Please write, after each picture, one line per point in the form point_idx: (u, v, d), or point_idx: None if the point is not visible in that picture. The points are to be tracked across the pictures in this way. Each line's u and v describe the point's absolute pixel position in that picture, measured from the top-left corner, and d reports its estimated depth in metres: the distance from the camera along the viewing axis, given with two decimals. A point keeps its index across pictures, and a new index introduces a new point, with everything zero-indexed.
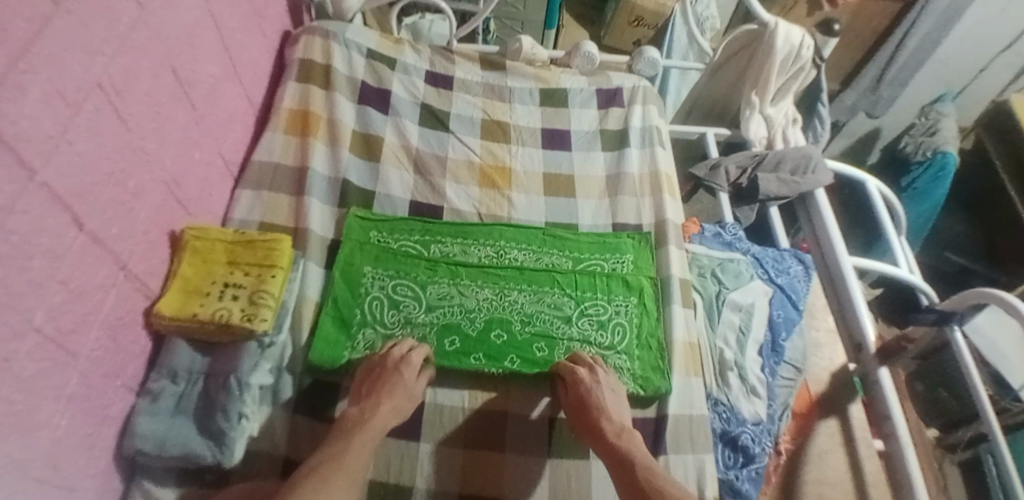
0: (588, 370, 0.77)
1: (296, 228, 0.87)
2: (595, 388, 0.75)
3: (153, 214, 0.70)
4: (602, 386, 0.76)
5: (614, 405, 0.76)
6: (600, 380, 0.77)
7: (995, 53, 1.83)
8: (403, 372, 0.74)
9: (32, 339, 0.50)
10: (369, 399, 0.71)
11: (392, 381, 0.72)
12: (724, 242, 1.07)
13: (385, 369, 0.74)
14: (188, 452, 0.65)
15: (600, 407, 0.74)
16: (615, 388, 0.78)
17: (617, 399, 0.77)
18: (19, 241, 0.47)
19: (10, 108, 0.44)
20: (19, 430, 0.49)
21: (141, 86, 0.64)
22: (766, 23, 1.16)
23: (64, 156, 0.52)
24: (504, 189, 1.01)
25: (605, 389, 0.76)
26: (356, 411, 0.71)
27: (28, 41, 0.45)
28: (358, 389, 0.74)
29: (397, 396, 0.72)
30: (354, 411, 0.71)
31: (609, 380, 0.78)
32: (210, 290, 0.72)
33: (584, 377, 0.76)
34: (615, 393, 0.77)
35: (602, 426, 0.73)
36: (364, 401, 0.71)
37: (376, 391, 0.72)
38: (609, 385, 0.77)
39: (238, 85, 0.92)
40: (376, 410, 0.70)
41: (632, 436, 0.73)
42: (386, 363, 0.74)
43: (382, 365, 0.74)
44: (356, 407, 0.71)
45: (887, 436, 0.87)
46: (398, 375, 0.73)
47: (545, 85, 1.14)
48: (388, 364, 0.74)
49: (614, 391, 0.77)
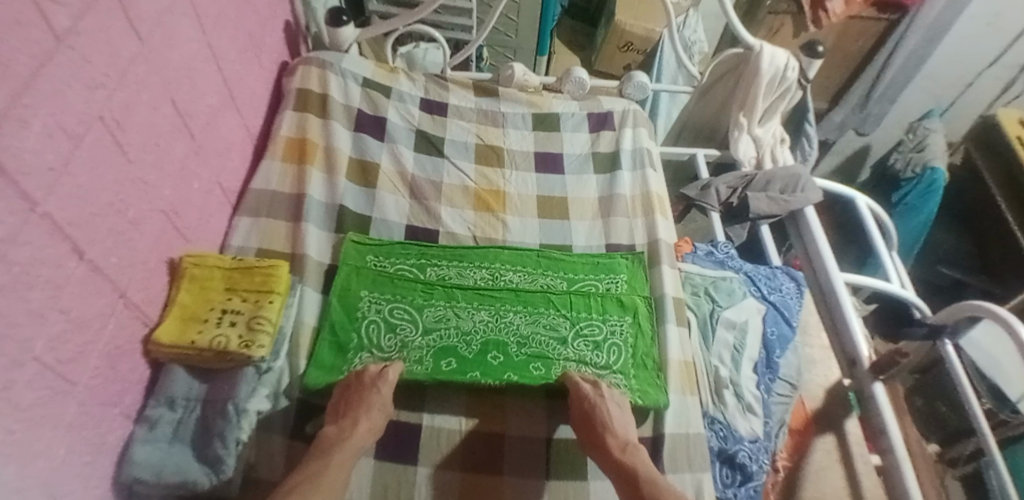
0: (591, 386, 0.78)
1: (293, 254, 0.89)
2: (600, 403, 0.76)
3: (151, 244, 0.71)
4: (607, 400, 0.77)
5: (620, 419, 0.76)
6: (605, 394, 0.77)
7: (980, 69, 1.89)
8: (379, 387, 0.74)
9: (31, 368, 0.50)
10: (346, 417, 0.71)
11: (369, 397, 0.72)
12: (716, 260, 1.09)
13: (361, 385, 0.74)
14: (186, 479, 0.65)
15: (606, 424, 0.74)
16: (621, 404, 0.78)
17: (623, 414, 0.77)
18: (19, 271, 0.48)
19: (13, 142, 0.46)
20: (17, 460, 0.49)
21: (141, 118, 0.66)
22: (752, 46, 1.19)
23: (65, 188, 0.53)
24: (500, 213, 1.03)
25: (611, 403, 0.77)
26: (335, 429, 0.71)
27: (30, 78, 0.47)
28: (334, 407, 0.74)
29: (375, 412, 0.72)
30: (332, 430, 0.71)
31: (614, 395, 0.78)
32: (207, 316, 0.72)
33: (588, 392, 0.77)
34: (622, 408, 0.78)
35: (608, 442, 0.73)
36: (341, 420, 0.71)
37: (353, 408, 0.72)
38: (614, 400, 0.78)
39: (236, 114, 0.94)
40: (356, 428, 0.70)
41: (636, 451, 0.73)
42: (363, 379, 0.74)
43: (359, 381, 0.74)
44: (333, 426, 0.71)
45: (884, 451, 0.87)
46: (375, 390, 0.73)
47: (538, 111, 1.17)
48: (365, 380, 0.74)
49: (619, 406, 0.78)
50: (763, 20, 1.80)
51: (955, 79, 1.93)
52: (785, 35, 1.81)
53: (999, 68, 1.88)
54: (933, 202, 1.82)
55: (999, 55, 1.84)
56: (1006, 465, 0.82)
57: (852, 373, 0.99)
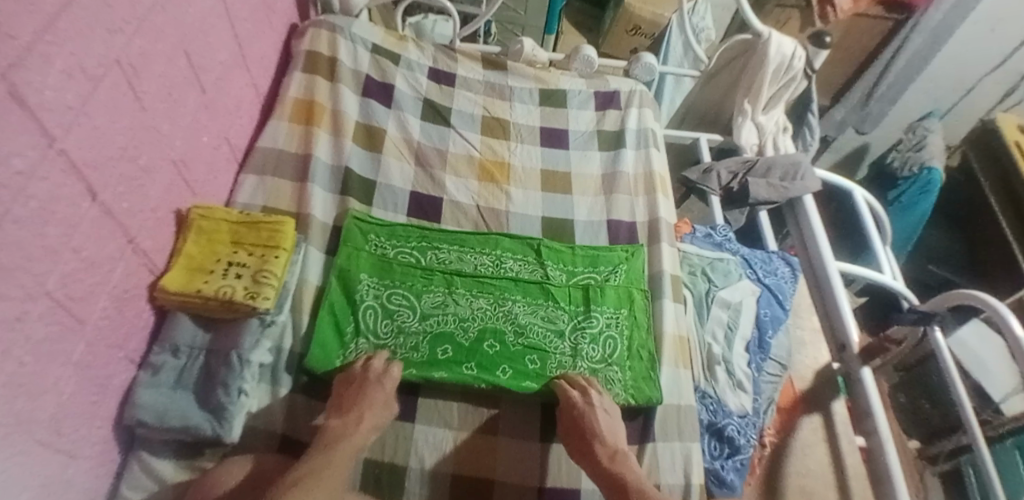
0: (581, 394, 0.77)
1: (298, 213, 0.89)
2: (589, 412, 0.75)
3: (161, 193, 0.72)
4: (596, 408, 0.76)
5: (609, 426, 0.75)
6: (594, 403, 0.76)
7: (984, 73, 1.90)
8: (384, 384, 0.73)
9: (43, 302, 0.51)
10: (351, 413, 0.70)
11: (370, 393, 0.71)
12: (714, 242, 1.10)
13: (366, 381, 0.73)
14: (188, 424, 0.66)
15: (594, 431, 0.74)
16: (610, 410, 0.77)
17: (611, 421, 0.76)
18: (37, 206, 0.49)
19: (36, 76, 0.46)
20: (27, 392, 0.50)
21: (156, 67, 0.66)
22: (760, 33, 1.20)
23: (82, 128, 0.54)
24: (503, 184, 1.04)
25: (600, 411, 0.76)
26: (339, 423, 0.70)
27: (55, 15, 0.47)
28: (337, 401, 0.73)
29: (377, 410, 0.71)
30: (336, 424, 0.69)
31: (604, 401, 0.77)
32: (214, 268, 0.73)
33: (577, 401, 0.76)
34: (611, 414, 0.77)
35: (596, 450, 0.73)
36: (346, 413, 0.70)
37: (357, 404, 0.71)
38: (603, 406, 0.77)
39: (246, 73, 0.94)
40: (360, 424, 0.69)
41: (625, 459, 0.73)
42: (368, 375, 0.73)
43: (363, 377, 0.73)
44: (337, 420, 0.70)
45: (869, 433, 0.90)
46: (379, 386, 0.72)
47: (544, 86, 1.17)
48: (370, 376, 0.73)
49: (609, 412, 0.77)
50: (771, 12, 1.79)
51: (958, 81, 1.94)
52: (793, 27, 1.81)
53: (1002, 73, 1.90)
54: (928, 202, 1.83)
55: (1004, 59, 1.86)
56: (993, 463, 0.81)
57: (841, 356, 1.01)
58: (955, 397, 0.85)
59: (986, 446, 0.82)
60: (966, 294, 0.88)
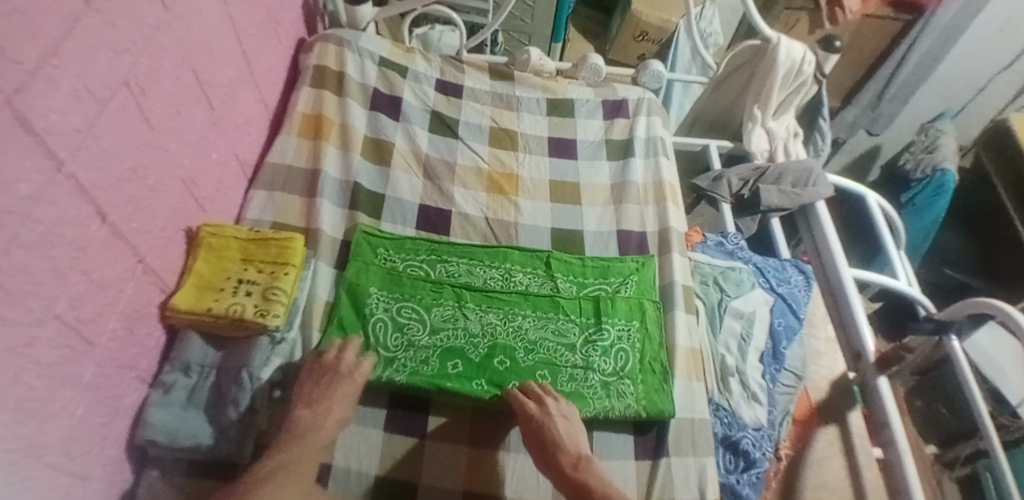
0: (537, 404, 0.75)
1: (308, 228, 0.89)
2: (546, 421, 0.73)
3: (170, 213, 0.72)
4: (553, 415, 0.74)
5: (569, 432, 0.74)
6: (551, 412, 0.74)
7: (994, 73, 1.87)
8: (354, 378, 0.74)
9: (52, 326, 0.51)
10: (320, 403, 0.70)
11: (336, 382, 0.72)
12: (726, 251, 1.09)
13: (338, 373, 0.73)
14: (198, 444, 0.66)
15: (556, 441, 0.72)
16: (569, 415, 0.76)
17: (572, 427, 0.75)
18: (45, 229, 0.49)
19: (41, 101, 0.46)
20: (36, 415, 0.50)
21: (163, 86, 0.66)
22: (769, 38, 1.18)
23: (90, 150, 0.54)
24: (512, 195, 1.03)
25: (559, 418, 0.74)
26: (308, 413, 0.69)
27: (59, 39, 0.47)
28: (301, 391, 0.71)
29: (345, 402, 0.72)
30: (307, 414, 0.69)
31: (560, 407, 0.76)
32: (224, 286, 0.73)
33: (533, 413, 0.74)
34: (569, 419, 0.75)
35: (558, 459, 0.72)
36: (314, 403, 0.70)
37: (325, 394, 0.71)
38: (561, 413, 0.75)
39: (254, 88, 0.95)
40: (328, 416, 0.70)
41: (589, 465, 0.72)
42: (339, 368, 0.73)
43: (335, 368, 0.73)
44: (305, 409, 0.70)
45: (886, 443, 0.87)
46: (348, 380, 0.73)
47: (552, 96, 1.17)
48: (342, 369, 0.73)
49: (568, 419, 0.75)
50: (779, 14, 1.78)
51: (968, 82, 1.90)
52: (802, 30, 1.80)
53: (1013, 72, 1.86)
54: (942, 202, 1.78)
55: (1014, 59, 1.82)
56: (1009, 469, 0.78)
57: (857, 366, 0.99)
58: (969, 402, 0.84)
59: (1002, 450, 0.80)
60: (977, 303, 0.85)
